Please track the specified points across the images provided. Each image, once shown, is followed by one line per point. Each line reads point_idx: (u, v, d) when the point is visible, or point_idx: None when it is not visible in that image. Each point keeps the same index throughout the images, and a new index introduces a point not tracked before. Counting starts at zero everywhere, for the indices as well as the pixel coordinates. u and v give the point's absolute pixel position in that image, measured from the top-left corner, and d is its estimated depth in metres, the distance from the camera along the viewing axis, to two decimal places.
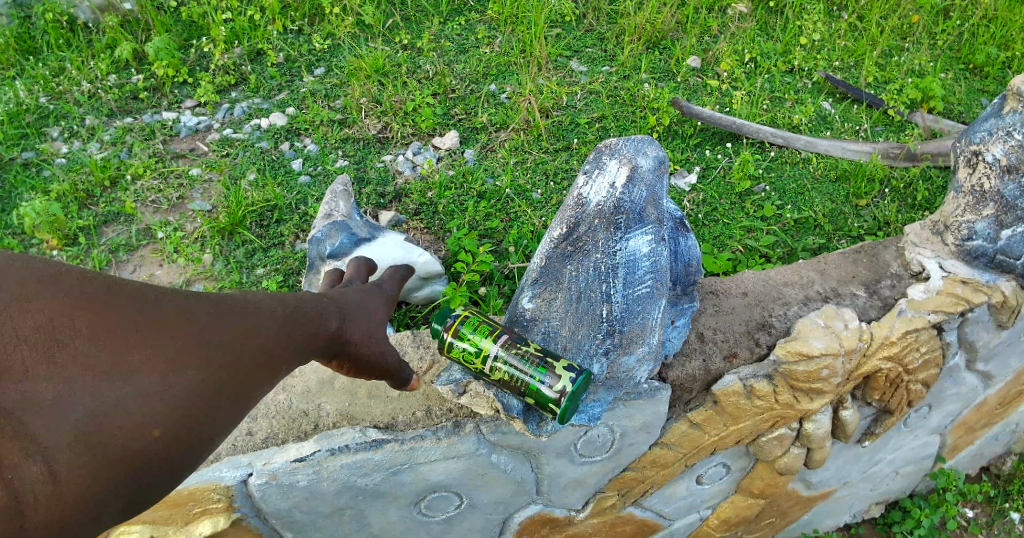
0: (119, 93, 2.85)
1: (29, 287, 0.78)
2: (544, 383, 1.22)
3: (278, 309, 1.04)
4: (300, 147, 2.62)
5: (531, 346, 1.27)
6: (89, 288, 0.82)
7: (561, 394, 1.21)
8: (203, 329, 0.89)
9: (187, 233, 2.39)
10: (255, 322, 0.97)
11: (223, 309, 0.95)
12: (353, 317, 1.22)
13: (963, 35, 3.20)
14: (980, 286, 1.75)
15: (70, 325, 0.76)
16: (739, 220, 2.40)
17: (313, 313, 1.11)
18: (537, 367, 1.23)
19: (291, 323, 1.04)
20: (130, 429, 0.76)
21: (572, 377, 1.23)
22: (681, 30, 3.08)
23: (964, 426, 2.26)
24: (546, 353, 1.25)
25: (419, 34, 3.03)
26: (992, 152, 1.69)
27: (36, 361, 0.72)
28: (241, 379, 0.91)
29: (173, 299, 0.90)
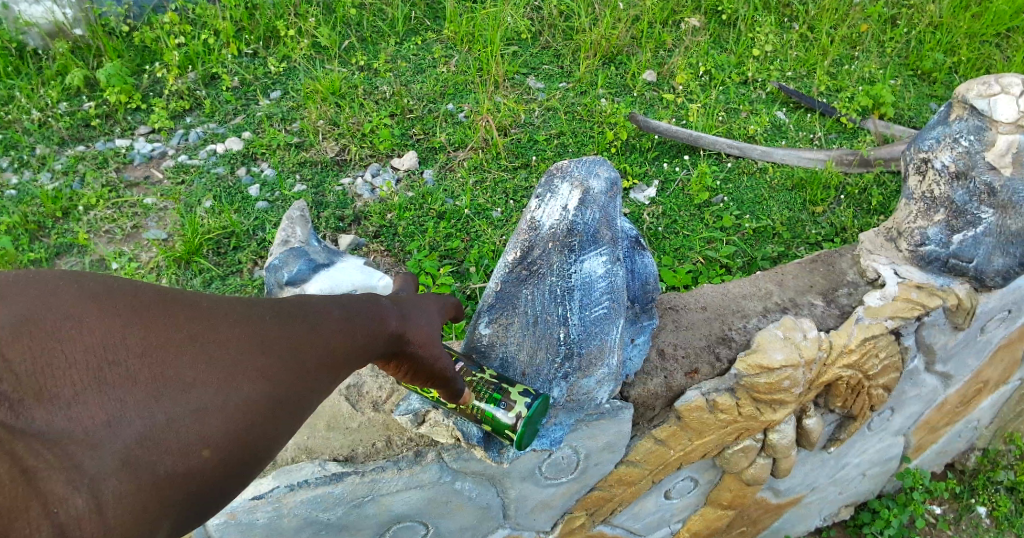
0: (70, 121, 2.78)
1: (75, 293, 0.68)
2: (499, 410, 1.19)
3: (346, 304, 0.89)
4: (257, 172, 2.58)
5: (487, 371, 1.24)
6: (134, 296, 0.71)
7: (517, 419, 1.18)
8: (260, 336, 0.77)
9: (142, 263, 2.33)
10: (317, 322, 0.83)
11: (283, 310, 0.82)
12: (421, 310, 1.02)
13: (911, 43, 3.28)
14: (935, 291, 1.77)
15: (121, 339, 0.67)
16: (698, 232, 2.42)
17: (379, 305, 0.94)
18: (491, 393, 1.20)
19: (358, 319, 0.89)
20: (179, 453, 0.67)
21: (527, 401, 1.20)
22: (636, 45, 3.12)
23: (928, 426, 2.30)
24: (501, 379, 1.22)
25: (375, 55, 3.01)
26: (941, 159, 1.73)
27: (85, 384, 0.63)
28: (301, 390, 0.79)
29: (227, 303, 0.78)
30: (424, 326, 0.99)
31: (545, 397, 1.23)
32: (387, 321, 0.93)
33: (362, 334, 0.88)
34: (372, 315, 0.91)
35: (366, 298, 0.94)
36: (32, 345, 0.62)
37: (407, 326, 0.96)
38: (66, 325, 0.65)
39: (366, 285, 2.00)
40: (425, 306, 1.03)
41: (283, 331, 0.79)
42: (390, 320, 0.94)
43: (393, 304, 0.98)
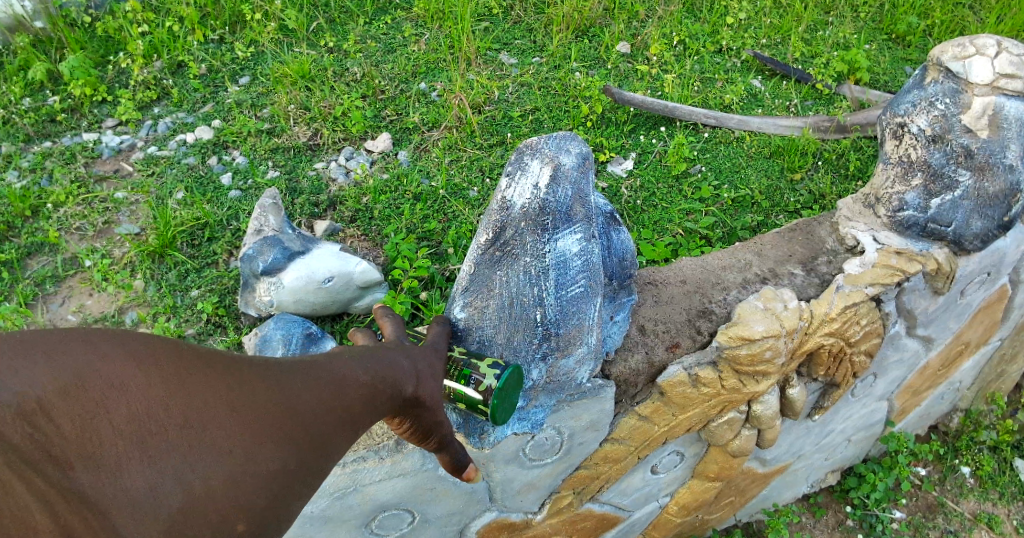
0: (35, 116, 2.70)
1: (118, 351, 0.64)
2: (469, 385, 1.19)
3: (371, 357, 0.89)
4: (229, 160, 2.53)
5: (459, 349, 1.25)
6: (175, 354, 0.68)
7: (487, 392, 1.17)
8: (291, 398, 0.75)
9: (115, 259, 2.29)
10: (345, 380, 0.83)
11: (312, 368, 0.81)
12: (428, 360, 1.02)
13: (885, 6, 3.26)
14: (914, 256, 1.76)
15: (163, 404, 0.63)
16: (677, 203, 2.40)
17: (398, 358, 0.94)
18: (461, 370, 1.20)
19: (384, 372, 0.89)
20: (212, 526, 0.64)
21: (497, 373, 1.19)
22: (609, 17, 3.07)
23: (911, 389, 2.32)
24: (471, 355, 1.23)
25: (344, 36, 2.95)
26: (917, 124, 1.71)
27: (129, 452, 0.59)
28: (325, 451, 0.78)
29: (257, 362, 0.76)
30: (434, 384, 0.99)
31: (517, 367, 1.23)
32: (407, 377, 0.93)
33: (384, 389, 0.88)
34: (394, 369, 0.91)
35: (387, 349, 0.94)
36: (79, 409, 0.58)
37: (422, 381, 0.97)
38: (113, 389, 0.61)
39: (343, 271, 1.98)
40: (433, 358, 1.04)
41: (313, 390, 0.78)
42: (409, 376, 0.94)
43: (408, 354, 0.98)
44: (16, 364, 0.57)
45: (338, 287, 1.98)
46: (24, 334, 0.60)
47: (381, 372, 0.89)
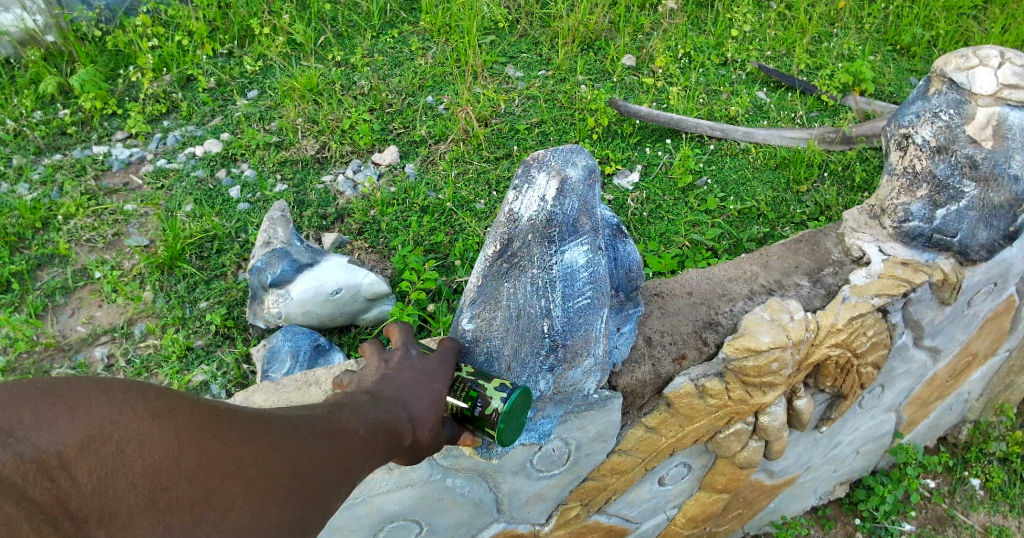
0: (45, 129, 2.73)
1: (138, 402, 0.66)
2: (474, 407, 1.16)
3: (367, 412, 0.94)
4: (237, 173, 2.56)
5: (465, 369, 1.22)
6: (190, 408, 0.71)
7: (494, 416, 1.15)
8: (289, 458, 0.80)
9: (125, 271, 2.31)
10: (340, 435, 0.89)
11: (311, 427, 0.86)
12: (428, 397, 1.06)
13: (889, 18, 3.28)
14: (920, 266, 1.77)
15: (178, 459, 0.67)
16: (683, 215, 2.41)
17: (397, 408, 0.99)
18: (468, 391, 1.17)
19: (378, 428, 0.94)
20: None
21: (504, 396, 1.16)
22: (614, 30, 3.09)
23: (919, 401, 2.31)
24: (478, 375, 1.20)
25: (351, 50, 2.98)
26: (921, 134, 1.72)
27: (139, 508, 0.63)
28: (311, 502, 0.83)
29: (262, 420, 0.80)
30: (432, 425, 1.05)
31: (524, 389, 1.20)
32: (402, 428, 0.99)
33: (375, 445, 0.93)
34: (389, 422, 0.96)
35: (386, 398, 0.99)
36: (100, 464, 0.60)
37: (419, 422, 1.02)
38: (133, 444, 0.63)
39: (351, 283, 1.99)
40: (437, 392, 1.08)
41: (309, 451, 0.83)
42: (404, 428, 0.99)
43: (408, 398, 1.02)
44: (41, 415, 0.58)
45: (345, 299, 2.00)
46: (52, 384, 0.61)
47: (376, 429, 0.94)
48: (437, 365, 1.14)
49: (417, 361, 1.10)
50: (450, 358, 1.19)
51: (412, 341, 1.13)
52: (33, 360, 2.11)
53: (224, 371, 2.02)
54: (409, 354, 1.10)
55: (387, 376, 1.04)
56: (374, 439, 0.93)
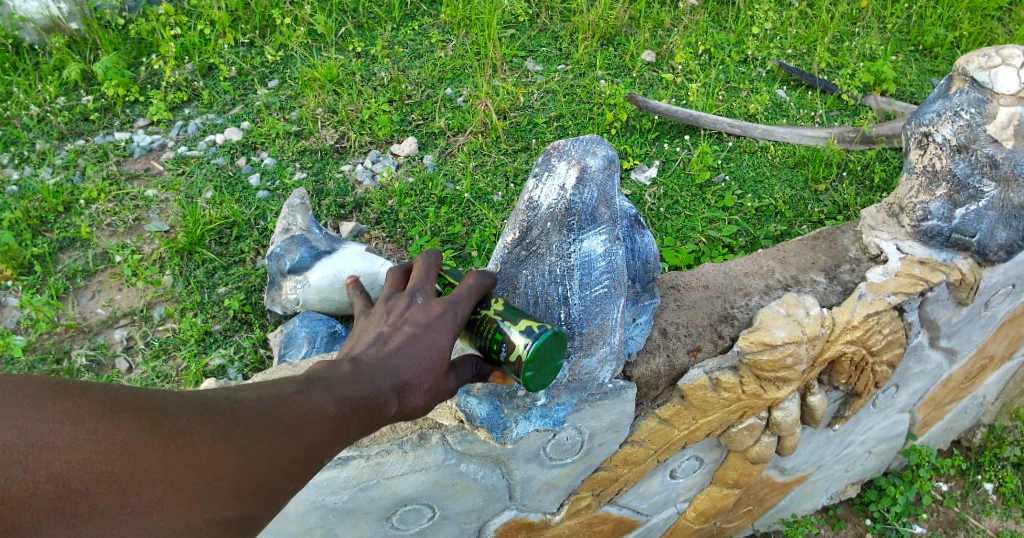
0: (69, 115, 2.77)
1: (46, 404, 0.66)
2: (499, 352, 1.06)
3: (349, 381, 0.91)
4: (257, 161, 2.58)
5: (494, 304, 1.09)
6: (111, 406, 0.70)
7: (518, 362, 1.04)
8: (262, 439, 0.79)
9: (145, 255, 2.35)
10: (300, 420, 0.84)
11: (286, 405, 0.84)
12: (421, 358, 0.96)
13: (912, 18, 3.26)
14: (938, 265, 1.76)
15: (89, 458, 0.65)
16: (700, 212, 2.42)
17: (384, 376, 0.93)
18: (493, 332, 1.06)
19: (363, 395, 0.91)
20: None
21: (528, 341, 1.04)
22: (635, 25, 3.09)
23: (933, 402, 2.30)
24: (505, 313, 1.07)
25: (372, 41, 3.00)
26: (942, 133, 1.71)
27: (47, 510, 0.61)
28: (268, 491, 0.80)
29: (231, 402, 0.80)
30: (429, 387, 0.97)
31: (553, 331, 1.06)
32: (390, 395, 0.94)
33: (359, 412, 0.91)
34: (375, 389, 0.92)
35: (371, 365, 0.94)
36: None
37: (413, 385, 0.95)
38: (36, 447, 0.62)
39: (368, 271, 2.00)
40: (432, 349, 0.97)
41: (271, 435, 0.80)
42: (393, 396, 0.93)
43: (396, 363, 0.95)
44: None
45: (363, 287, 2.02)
46: None
47: (359, 399, 0.90)
48: (441, 311, 1.00)
49: (415, 312, 1.00)
50: (466, 301, 1.03)
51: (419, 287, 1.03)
52: (54, 341, 2.14)
53: (241, 356, 2.05)
54: (409, 305, 1.01)
55: (383, 335, 0.98)
56: (358, 406, 0.90)
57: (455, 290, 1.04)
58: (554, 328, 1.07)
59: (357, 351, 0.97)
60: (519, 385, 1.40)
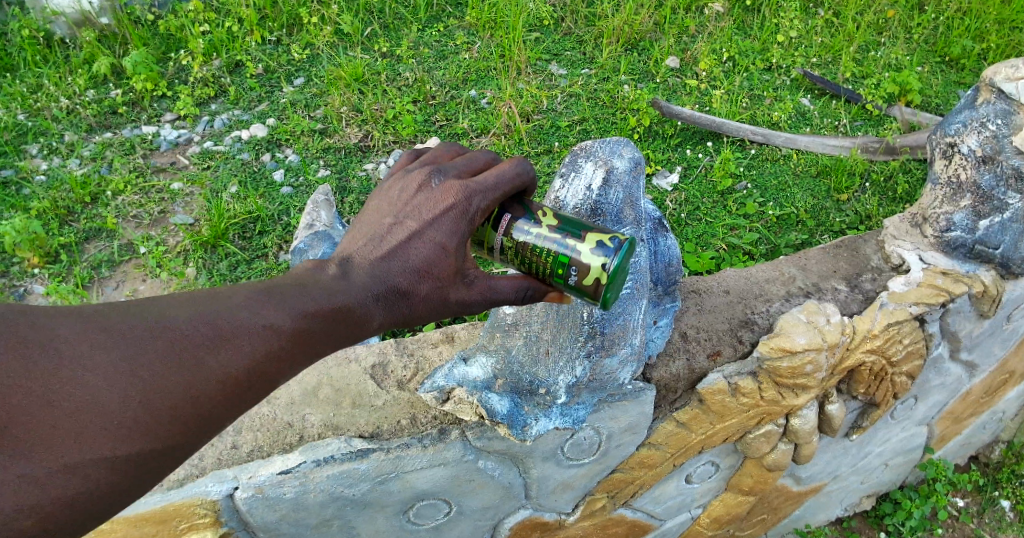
0: (97, 108, 2.82)
1: None
2: (569, 277, 0.99)
3: (316, 296, 0.84)
4: (281, 158, 2.62)
5: (545, 222, 1.00)
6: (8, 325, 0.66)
7: (595, 283, 0.98)
8: (192, 367, 0.74)
9: (169, 247, 2.38)
10: (241, 333, 0.78)
11: (229, 325, 0.78)
12: (414, 260, 0.91)
13: (939, 28, 3.24)
14: (960, 277, 1.76)
15: None
16: (721, 218, 2.42)
17: (362, 288, 0.88)
18: (556, 257, 0.98)
19: (330, 316, 0.85)
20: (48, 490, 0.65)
21: (605, 261, 0.97)
22: (659, 31, 3.10)
23: (951, 416, 2.28)
24: (566, 231, 0.99)
25: (397, 41, 3.03)
26: (967, 143, 1.71)
27: None
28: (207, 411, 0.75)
29: (161, 321, 0.74)
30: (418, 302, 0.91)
31: (627, 243, 0.99)
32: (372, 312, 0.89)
33: (326, 336, 0.85)
34: (349, 309, 0.87)
35: (347, 280, 0.88)
36: None
37: (404, 293, 0.90)
38: None
39: None
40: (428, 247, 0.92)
41: (203, 353, 0.75)
42: (374, 312, 0.89)
43: (382, 275, 0.90)
44: None
45: None
46: None
47: (325, 315, 0.84)
48: (450, 205, 0.94)
49: (424, 201, 0.95)
50: (486, 195, 0.96)
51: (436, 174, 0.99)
52: None
53: None
54: (420, 193, 0.97)
55: (385, 228, 0.94)
56: (322, 332, 0.84)
57: (477, 180, 0.96)
58: (627, 240, 0.99)
59: (352, 250, 0.93)
60: (541, 382, 1.37)
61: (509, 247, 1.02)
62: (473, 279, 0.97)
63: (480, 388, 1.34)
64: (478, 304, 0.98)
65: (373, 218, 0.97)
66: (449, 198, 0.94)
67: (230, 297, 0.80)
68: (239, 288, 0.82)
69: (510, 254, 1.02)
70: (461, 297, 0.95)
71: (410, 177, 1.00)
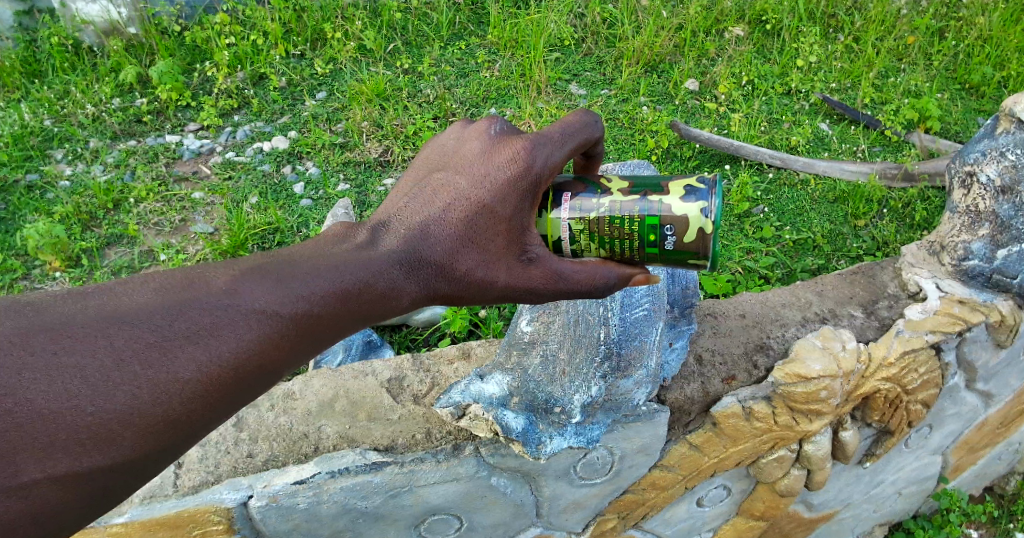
0: (123, 116, 2.87)
1: None
2: (666, 236, 0.99)
3: (310, 283, 0.84)
4: (302, 170, 2.67)
5: (615, 189, 1.01)
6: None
7: (696, 234, 0.98)
8: (166, 362, 0.71)
9: (189, 255, 2.42)
10: (232, 319, 0.77)
11: (210, 314, 0.76)
12: (458, 227, 0.96)
13: (959, 56, 3.25)
14: (978, 306, 1.74)
15: None
16: (738, 242, 2.45)
17: (384, 262, 0.92)
18: (645, 222, 0.99)
19: (326, 305, 0.84)
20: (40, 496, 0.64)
21: (701, 208, 0.98)
22: (679, 53, 3.13)
23: (967, 446, 2.25)
24: (641, 191, 1.00)
25: (420, 58, 3.08)
26: (987, 173, 1.71)
27: None
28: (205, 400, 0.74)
29: (127, 315, 0.72)
30: (457, 278, 0.96)
31: (710, 182, 1.01)
32: (396, 292, 0.92)
33: (330, 318, 0.85)
34: (352, 292, 0.87)
35: (356, 260, 0.90)
36: None
37: (443, 268, 0.95)
38: None
39: None
40: (483, 208, 0.97)
41: (191, 344, 0.73)
42: (401, 292, 0.93)
43: (411, 248, 0.95)
44: None
45: None
46: None
47: (332, 296, 0.85)
48: (510, 162, 0.99)
49: (483, 158, 1.01)
50: (546, 154, 1.00)
51: (500, 133, 1.05)
52: None
53: None
54: (481, 150, 1.02)
55: (438, 189, 1.00)
56: (315, 322, 0.83)
57: (541, 134, 1.01)
58: (709, 181, 1.01)
59: (398, 213, 0.99)
60: (556, 400, 1.36)
61: (580, 233, 1.01)
62: (535, 257, 0.98)
63: (496, 404, 1.33)
64: (542, 289, 0.99)
65: (432, 175, 1.03)
66: (512, 154, 0.99)
67: (207, 286, 0.78)
68: (218, 273, 0.81)
69: (588, 238, 1.01)
70: (521, 275, 0.98)
71: (472, 137, 1.06)
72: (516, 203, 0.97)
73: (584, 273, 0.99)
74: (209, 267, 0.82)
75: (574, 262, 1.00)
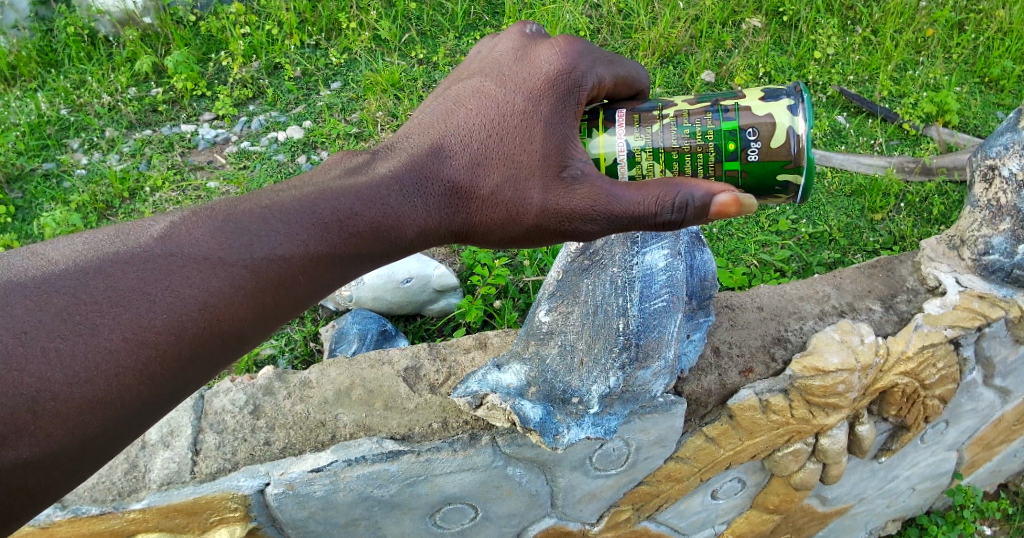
0: (139, 105, 2.88)
1: None
2: (749, 147, 0.96)
3: (265, 231, 0.82)
4: (317, 160, 2.69)
5: (681, 101, 0.99)
6: None
7: (780, 142, 0.96)
8: (118, 327, 0.68)
9: None
10: (190, 268, 0.75)
11: (167, 266, 0.74)
12: (474, 145, 0.97)
13: (978, 48, 3.21)
14: (997, 301, 1.73)
15: None
16: (753, 235, 2.44)
17: (387, 191, 0.93)
18: (722, 129, 0.96)
19: (289, 249, 0.82)
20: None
21: (785, 108, 0.96)
22: (695, 45, 3.10)
23: (982, 442, 2.24)
24: (715, 101, 0.98)
25: (435, 49, 3.08)
26: (1009, 166, 1.67)
27: None
28: (170, 359, 0.71)
29: (32, 284, 0.67)
30: (475, 202, 0.97)
31: (790, 88, 0.99)
32: (397, 222, 0.93)
33: (303, 264, 0.83)
34: (325, 232, 0.86)
35: (341, 191, 0.90)
36: None
37: (459, 193, 0.96)
38: None
39: (422, 274, 2.21)
40: (509, 121, 0.97)
41: (140, 305, 0.70)
42: (403, 222, 0.94)
43: (418, 172, 0.96)
44: None
45: (416, 289, 2.22)
46: None
47: (309, 237, 0.84)
48: (544, 71, 0.99)
49: (516, 66, 1.02)
50: (584, 61, 1.00)
51: (530, 41, 1.05)
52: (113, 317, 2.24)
53: (292, 347, 2.22)
54: (511, 61, 1.03)
55: (457, 103, 1.01)
56: (275, 273, 0.80)
57: (580, 45, 1.02)
58: (784, 88, 1.01)
59: (412, 134, 1.01)
60: (574, 390, 1.37)
61: (640, 153, 0.97)
62: (578, 177, 0.95)
63: (514, 394, 1.33)
64: (586, 210, 0.94)
65: (450, 90, 1.05)
66: (547, 61, 0.99)
67: (136, 242, 0.75)
68: (154, 224, 0.79)
69: (654, 156, 0.97)
70: (553, 195, 0.95)
71: (499, 49, 1.06)
72: (550, 112, 0.96)
73: (638, 199, 0.92)
74: (149, 220, 0.80)
75: (629, 185, 0.94)
